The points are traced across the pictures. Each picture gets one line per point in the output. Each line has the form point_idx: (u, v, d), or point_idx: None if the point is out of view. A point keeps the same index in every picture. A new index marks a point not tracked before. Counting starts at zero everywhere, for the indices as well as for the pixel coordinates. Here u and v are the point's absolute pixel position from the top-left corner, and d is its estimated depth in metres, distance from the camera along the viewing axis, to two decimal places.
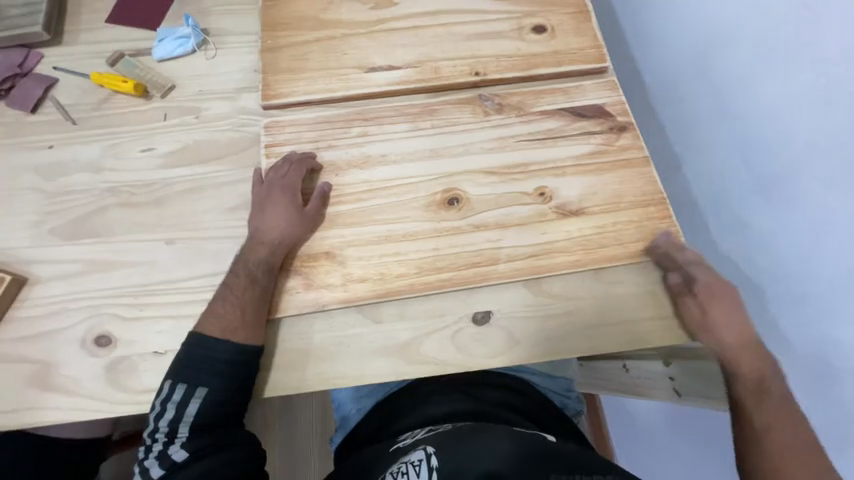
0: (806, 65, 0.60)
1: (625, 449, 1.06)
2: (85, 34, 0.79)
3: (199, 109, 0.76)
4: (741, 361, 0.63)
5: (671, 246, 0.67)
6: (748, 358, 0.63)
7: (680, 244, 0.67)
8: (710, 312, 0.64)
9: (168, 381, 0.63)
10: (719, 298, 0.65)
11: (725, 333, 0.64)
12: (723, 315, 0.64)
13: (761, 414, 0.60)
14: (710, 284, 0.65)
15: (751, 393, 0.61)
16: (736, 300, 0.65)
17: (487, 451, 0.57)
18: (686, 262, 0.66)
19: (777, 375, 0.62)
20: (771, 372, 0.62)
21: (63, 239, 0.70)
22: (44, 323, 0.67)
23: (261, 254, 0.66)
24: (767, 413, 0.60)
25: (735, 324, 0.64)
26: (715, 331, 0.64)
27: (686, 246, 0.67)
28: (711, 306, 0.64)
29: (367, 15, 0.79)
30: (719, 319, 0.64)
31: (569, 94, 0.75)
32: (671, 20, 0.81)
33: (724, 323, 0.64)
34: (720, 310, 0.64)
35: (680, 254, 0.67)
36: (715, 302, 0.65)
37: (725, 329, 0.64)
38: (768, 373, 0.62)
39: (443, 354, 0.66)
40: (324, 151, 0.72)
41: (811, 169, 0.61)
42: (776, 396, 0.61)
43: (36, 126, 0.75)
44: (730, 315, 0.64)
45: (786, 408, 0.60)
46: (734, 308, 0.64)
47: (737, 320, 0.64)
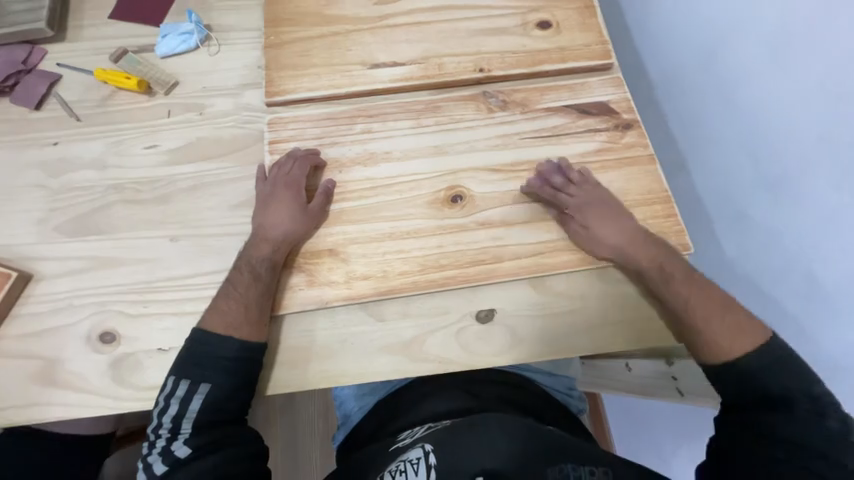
0: (815, 59, 0.59)
1: (626, 441, 1.07)
2: (88, 30, 0.79)
3: (203, 106, 0.76)
4: (638, 252, 0.66)
5: (545, 183, 0.69)
6: (650, 247, 0.66)
7: (561, 170, 0.70)
8: (591, 224, 0.67)
9: (172, 377, 0.63)
10: (595, 211, 0.67)
11: (611, 241, 0.66)
12: (603, 223, 0.67)
13: (678, 294, 0.64)
14: (582, 200, 0.68)
15: (660, 281, 0.65)
16: (612, 207, 0.68)
17: (480, 449, 0.56)
18: (551, 195, 0.68)
19: (676, 258, 0.65)
20: (670, 256, 0.65)
21: (68, 235, 0.70)
22: (50, 319, 0.67)
23: (265, 251, 0.66)
24: (682, 291, 0.64)
25: (619, 228, 0.67)
26: (600, 241, 0.67)
27: (559, 172, 0.69)
28: (588, 222, 0.67)
29: (370, 11, 0.79)
30: (599, 231, 0.67)
31: (574, 91, 0.75)
32: (677, 14, 0.80)
33: (606, 229, 0.67)
34: (596, 222, 0.67)
35: (553, 180, 0.69)
36: (590, 214, 0.67)
37: (607, 235, 0.67)
38: (668, 258, 0.65)
39: (446, 353, 0.66)
40: (328, 148, 0.72)
41: (818, 170, 0.61)
42: (681, 275, 0.64)
43: (40, 122, 0.75)
44: (611, 220, 0.67)
45: (692, 281, 0.64)
46: (613, 217, 0.67)
47: (618, 223, 0.67)
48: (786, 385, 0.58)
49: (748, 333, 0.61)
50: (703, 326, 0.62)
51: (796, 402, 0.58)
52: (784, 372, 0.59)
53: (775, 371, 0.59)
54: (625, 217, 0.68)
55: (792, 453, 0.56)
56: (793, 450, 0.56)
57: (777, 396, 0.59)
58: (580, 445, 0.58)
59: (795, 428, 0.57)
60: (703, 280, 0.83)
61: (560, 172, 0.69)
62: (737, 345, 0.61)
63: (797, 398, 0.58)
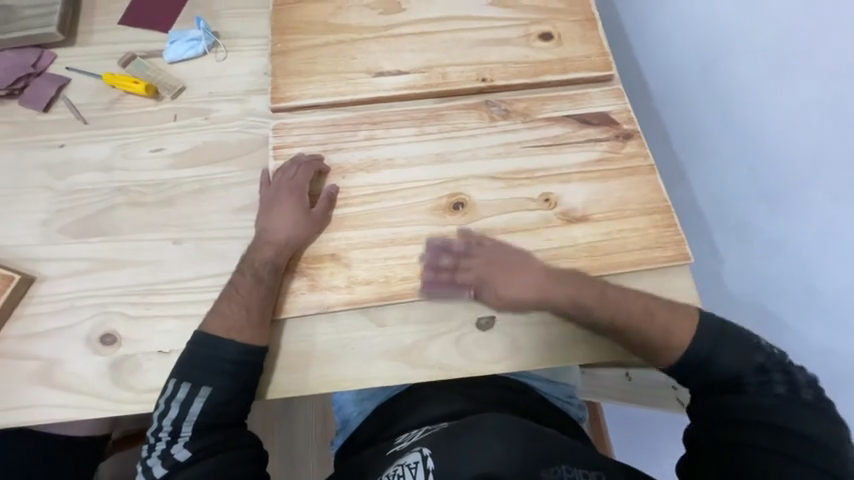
0: (814, 73, 0.60)
1: (625, 449, 1.07)
2: (97, 36, 0.81)
3: (208, 111, 0.77)
4: (553, 294, 0.65)
5: (443, 264, 0.67)
6: (559, 286, 0.65)
7: (450, 251, 0.68)
8: (500, 291, 0.66)
9: (173, 379, 0.63)
10: (497, 272, 0.66)
11: (525, 295, 0.66)
12: (509, 282, 0.66)
13: (602, 323, 0.65)
14: (482, 273, 0.67)
15: (583, 315, 0.65)
16: (507, 255, 0.67)
17: (479, 452, 0.55)
18: (453, 278, 0.67)
19: (584, 287, 0.64)
20: (580, 286, 0.65)
21: (72, 237, 0.71)
22: (51, 320, 0.67)
23: (268, 255, 0.67)
24: (604, 318, 0.65)
25: (523, 281, 0.65)
26: (516, 298, 0.66)
27: (449, 248, 0.68)
28: (497, 288, 0.67)
29: (375, 20, 0.80)
30: (511, 290, 0.66)
31: (575, 101, 0.76)
32: (676, 27, 0.81)
33: (514, 290, 0.66)
34: (502, 283, 0.66)
35: (445, 261, 0.67)
36: (495, 275, 0.66)
37: (518, 294, 0.66)
38: (579, 289, 0.65)
39: (448, 359, 0.66)
40: (332, 154, 0.73)
41: (818, 181, 0.61)
42: (596, 305, 0.64)
43: (48, 125, 0.76)
44: (514, 276, 0.66)
45: (609, 300, 0.65)
46: (515, 266, 0.66)
47: (520, 273, 0.66)
48: (735, 362, 0.65)
49: (680, 328, 0.65)
50: (641, 339, 0.65)
51: (747, 377, 0.65)
52: (730, 345, 0.65)
53: (722, 344, 0.65)
54: (523, 262, 0.67)
55: (752, 424, 0.62)
56: (752, 417, 0.62)
57: (729, 375, 0.65)
58: (577, 448, 0.58)
59: (750, 399, 0.63)
60: (701, 290, 0.84)
61: (451, 254, 0.68)
62: (676, 347, 0.66)
63: (746, 368, 0.65)
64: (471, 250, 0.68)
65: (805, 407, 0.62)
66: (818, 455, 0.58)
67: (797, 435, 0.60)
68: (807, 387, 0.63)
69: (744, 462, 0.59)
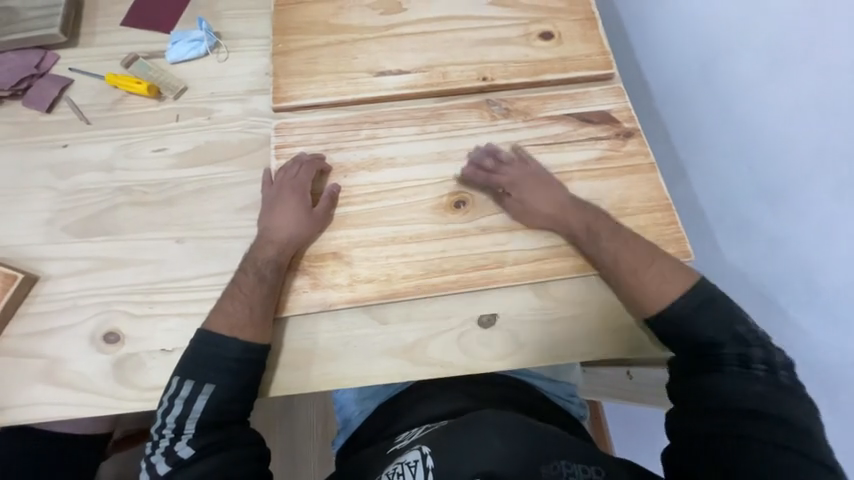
0: (814, 71, 0.61)
1: (626, 446, 1.07)
2: (100, 36, 0.81)
3: (210, 111, 0.77)
4: (569, 217, 0.68)
5: (482, 167, 0.71)
6: (577, 214, 0.68)
7: (494, 154, 0.72)
8: (524, 199, 0.70)
9: (176, 377, 0.64)
10: (527, 184, 0.70)
11: (543, 209, 0.69)
12: (536, 196, 0.70)
13: (604, 251, 0.66)
14: (514, 178, 0.70)
15: (588, 237, 0.67)
16: (543, 177, 0.71)
17: (479, 451, 0.55)
18: (488, 177, 0.71)
19: (602, 219, 0.68)
20: (596, 217, 0.68)
21: (75, 236, 0.71)
22: (55, 318, 0.68)
23: (270, 253, 0.67)
24: (608, 246, 0.66)
25: (548, 197, 0.69)
26: (533, 211, 0.69)
27: (494, 154, 0.72)
28: (524, 196, 0.70)
29: (377, 20, 0.80)
30: (534, 202, 0.69)
31: (576, 100, 0.76)
32: (677, 25, 0.82)
33: (537, 201, 0.69)
34: (530, 192, 0.70)
35: (486, 162, 0.71)
36: (522, 187, 0.70)
37: (539, 205, 0.69)
38: (594, 220, 0.68)
39: (450, 356, 0.66)
40: (334, 153, 0.73)
41: (819, 178, 0.62)
42: (607, 234, 0.67)
43: (51, 126, 0.76)
44: (543, 191, 0.70)
45: (618, 236, 0.67)
46: (545, 185, 0.70)
47: (549, 192, 0.70)
48: (714, 335, 0.65)
49: (677, 284, 0.66)
50: (633, 281, 0.65)
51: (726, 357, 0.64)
52: (710, 317, 0.65)
53: (699, 318, 0.65)
54: (555, 185, 0.71)
55: (737, 406, 0.62)
56: (734, 403, 0.62)
57: (707, 347, 0.65)
58: (578, 444, 0.58)
59: (730, 381, 0.63)
60: None
61: (495, 157, 0.72)
62: (664, 300, 0.65)
63: (725, 344, 0.65)
64: (511, 161, 0.72)
65: (788, 392, 0.62)
66: (801, 441, 0.59)
67: (779, 420, 0.60)
68: (784, 368, 0.64)
69: (730, 452, 0.59)
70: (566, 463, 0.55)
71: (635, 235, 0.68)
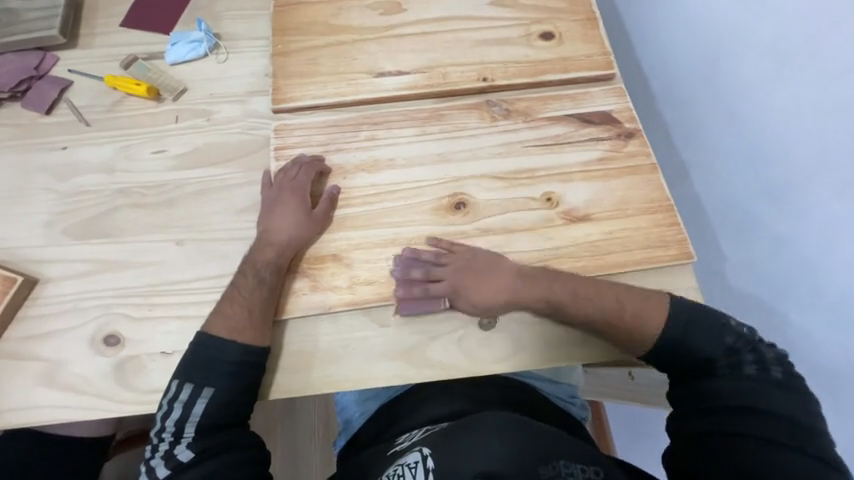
0: (818, 72, 0.60)
1: (629, 446, 1.07)
2: (99, 38, 0.81)
3: (210, 112, 0.77)
4: (527, 296, 0.65)
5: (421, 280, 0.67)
6: (531, 291, 0.64)
7: (419, 260, 0.67)
8: (473, 297, 0.66)
9: (176, 380, 0.63)
10: (469, 279, 0.66)
11: (499, 299, 0.65)
12: (483, 289, 0.65)
13: (578, 315, 0.64)
14: (453, 283, 0.66)
15: (556, 312, 0.65)
16: (477, 262, 0.67)
17: (478, 451, 0.55)
18: (428, 290, 0.67)
19: (555, 286, 0.64)
20: (549, 287, 0.64)
21: (75, 239, 0.71)
22: (54, 321, 0.67)
23: (270, 256, 0.67)
24: (579, 311, 0.64)
25: (495, 287, 0.65)
26: (490, 306, 0.66)
27: (418, 259, 0.67)
28: (471, 295, 0.66)
29: (377, 21, 0.80)
30: (486, 297, 0.66)
31: (577, 100, 0.76)
32: (678, 25, 0.81)
33: (488, 297, 0.65)
34: (475, 289, 0.66)
35: (414, 274, 0.67)
36: (467, 284, 0.66)
37: (492, 298, 0.65)
38: (551, 289, 0.64)
39: (451, 358, 0.66)
40: (333, 154, 0.73)
41: (822, 179, 0.61)
42: (572, 299, 0.64)
43: (51, 127, 0.76)
44: (489, 280, 0.66)
45: (582, 296, 0.64)
46: (483, 275, 0.66)
47: (491, 281, 0.65)
48: (704, 347, 0.65)
49: (653, 316, 0.64)
50: (619, 330, 0.64)
51: (717, 360, 0.65)
52: (699, 332, 0.65)
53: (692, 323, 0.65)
54: (495, 266, 0.66)
55: (730, 408, 0.62)
56: (731, 405, 0.62)
57: (700, 358, 0.65)
58: (578, 445, 0.57)
59: (724, 383, 0.63)
60: (705, 290, 0.84)
61: (420, 264, 0.67)
62: (653, 333, 0.64)
63: (716, 352, 0.65)
64: (442, 259, 0.67)
65: (780, 388, 0.62)
66: (799, 439, 0.59)
67: (775, 419, 0.60)
68: (775, 364, 0.64)
69: (733, 454, 0.59)
70: (564, 462, 0.54)
71: (592, 281, 0.66)
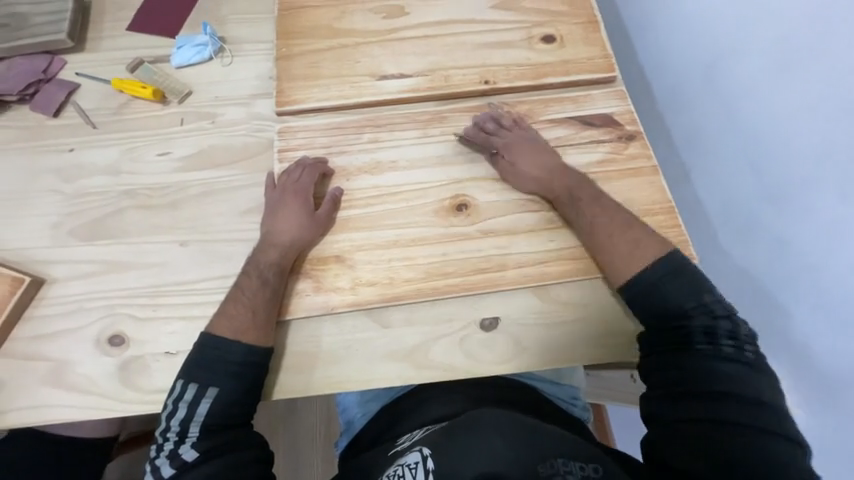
0: (819, 75, 0.60)
1: (631, 449, 1.07)
2: (106, 42, 0.82)
3: (215, 115, 0.78)
4: (554, 183, 0.70)
5: (488, 130, 0.73)
6: (561, 178, 0.70)
7: (484, 131, 0.73)
8: (516, 159, 0.71)
9: (180, 380, 0.64)
10: (520, 147, 0.71)
11: (531, 176, 0.70)
12: (526, 156, 0.71)
13: (582, 217, 0.68)
14: (509, 139, 0.72)
15: (569, 202, 0.69)
16: (537, 144, 0.72)
17: (477, 452, 0.55)
18: (485, 139, 0.73)
19: (584, 184, 0.69)
20: (580, 184, 0.70)
21: (81, 240, 0.72)
22: (61, 321, 0.68)
23: (273, 257, 0.67)
24: (586, 212, 0.68)
25: (536, 161, 0.71)
26: (520, 176, 0.71)
27: (494, 120, 0.74)
28: (513, 155, 0.71)
29: (380, 24, 0.81)
30: (524, 163, 0.71)
31: (578, 103, 0.76)
32: (679, 28, 0.81)
33: (526, 163, 0.71)
34: (521, 152, 0.71)
35: (486, 127, 0.73)
36: (516, 149, 0.71)
37: (528, 167, 0.71)
38: (579, 185, 0.70)
39: (452, 360, 0.66)
40: (336, 156, 0.74)
41: (823, 181, 0.61)
42: (588, 201, 0.68)
43: (58, 130, 0.77)
44: (531, 153, 0.71)
45: (601, 203, 0.68)
46: (534, 150, 0.72)
47: (539, 157, 0.71)
48: (680, 311, 0.64)
49: (651, 251, 0.66)
50: (604, 246, 0.66)
51: (692, 327, 0.63)
52: (673, 288, 0.64)
53: (664, 290, 0.64)
54: (546, 152, 0.72)
55: (707, 386, 0.61)
56: (704, 383, 0.61)
57: (674, 323, 0.64)
58: (579, 445, 0.57)
59: (698, 356, 0.62)
60: None
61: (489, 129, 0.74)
62: (634, 268, 0.65)
63: (690, 319, 0.64)
64: (508, 129, 0.73)
65: (756, 371, 0.61)
66: (770, 419, 0.58)
67: (756, 403, 0.59)
68: (748, 342, 0.63)
69: (704, 435, 0.58)
70: (563, 460, 0.54)
71: (616, 205, 0.69)
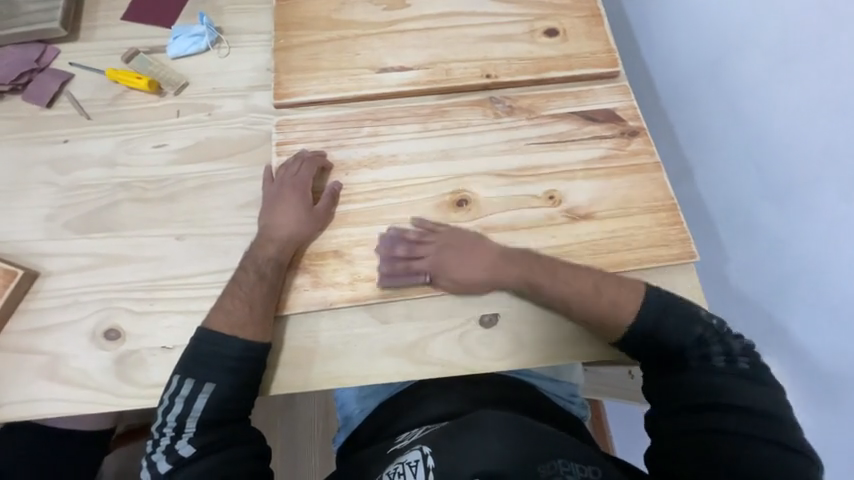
0: (823, 71, 0.60)
1: (627, 445, 1.07)
2: (101, 31, 0.81)
3: (212, 106, 0.77)
4: (506, 272, 0.66)
5: (407, 243, 0.68)
6: (510, 268, 0.65)
7: (405, 239, 0.68)
8: (454, 273, 0.67)
9: (177, 375, 0.63)
10: (451, 257, 0.67)
11: (478, 275, 0.66)
12: (464, 266, 0.66)
13: (552, 294, 0.65)
14: (436, 263, 0.67)
15: (532, 292, 0.65)
16: (466, 242, 0.68)
17: (480, 453, 0.55)
18: (408, 267, 0.67)
19: (534, 265, 0.65)
20: (530, 266, 0.65)
21: (76, 233, 0.71)
22: (55, 316, 0.67)
23: (271, 251, 0.67)
24: (553, 290, 0.65)
25: (475, 262, 0.66)
26: (467, 281, 0.67)
27: (402, 239, 0.68)
28: (452, 275, 0.67)
29: (380, 16, 0.79)
30: (465, 272, 0.66)
31: (580, 98, 0.75)
32: (683, 23, 0.81)
33: (467, 272, 0.66)
34: (458, 267, 0.67)
35: (399, 251, 0.68)
36: (450, 265, 0.67)
37: (472, 275, 0.66)
38: (530, 268, 0.65)
39: (451, 356, 0.65)
40: (335, 150, 0.73)
41: (826, 180, 0.61)
42: (548, 279, 0.65)
43: (52, 120, 0.76)
44: (466, 256, 0.67)
45: (560, 275, 0.65)
46: (466, 254, 0.67)
47: (473, 257, 0.67)
48: (679, 338, 0.64)
49: (628, 302, 0.64)
50: (587, 318, 0.65)
51: (689, 351, 0.65)
52: (670, 320, 0.64)
53: (659, 325, 0.64)
54: (477, 245, 0.67)
55: (705, 405, 0.62)
56: (703, 399, 0.63)
57: (673, 348, 0.65)
58: (578, 446, 0.57)
59: (696, 376, 0.64)
60: (707, 291, 0.84)
61: (404, 241, 0.68)
62: (628, 316, 0.64)
63: (687, 344, 0.65)
64: (426, 236, 0.69)
65: (752, 384, 0.63)
66: (770, 429, 0.60)
67: (753, 414, 0.61)
68: (743, 355, 0.65)
69: (707, 449, 0.60)
70: (563, 461, 0.54)
71: (570, 267, 0.66)
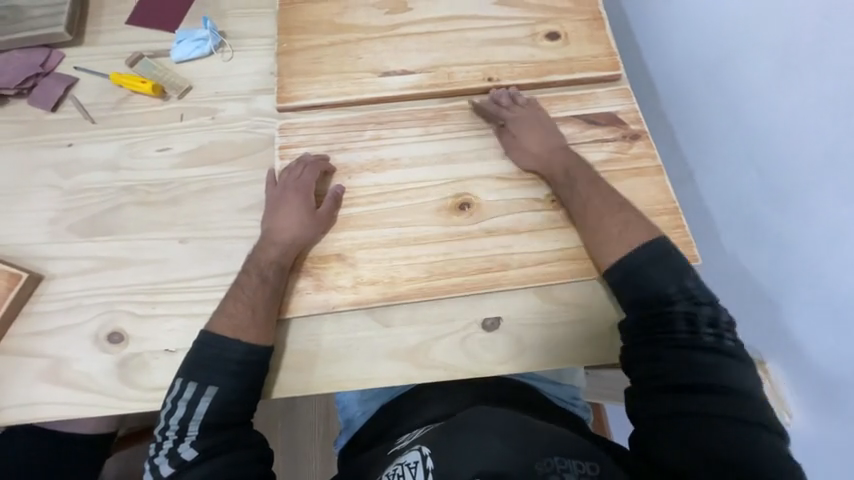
0: (825, 72, 0.60)
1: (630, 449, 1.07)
2: (105, 35, 0.81)
3: (215, 110, 0.77)
4: (552, 161, 0.70)
5: (501, 106, 0.74)
6: (562, 158, 0.70)
7: (513, 96, 0.75)
8: (518, 132, 0.72)
9: (180, 378, 0.63)
10: (527, 122, 0.72)
11: (530, 149, 0.71)
12: (531, 135, 0.72)
13: (577, 194, 0.68)
14: (521, 115, 0.73)
15: (564, 182, 0.69)
16: (545, 122, 0.73)
17: (477, 452, 0.55)
18: (498, 110, 0.74)
19: (583, 165, 0.70)
20: (577, 165, 0.70)
21: (80, 236, 0.71)
22: (59, 318, 0.68)
23: (273, 255, 0.67)
24: (582, 191, 0.68)
25: (540, 140, 0.71)
26: (521, 147, 0.71)
27: (512, 98, 0.75)
28: (519, 132, 0.72)
29: (382, 20, 0.80)
30: (526, 140, 0.71)
31: (582, 102, 0.75)
32: (685, 27, 0.81)
33: (529, 140, 0.71)
34: (528, 131, 0.72)
35: (504, 101, 0.74)
36: (522, 122, 0.72)
37: (530, 144, 0.71)
38: (575, 166, 0.70)
39: (453, 360, 0.66)
40: (338, 153, 0.73)
41: (827, 181, 0.61)
42: (582, 179, 0.69)
43: (57, 125, 0.76)
44: (537, 131, 0.72)
45: (593, 183, 0.69)
46: (540, 129, 0.72)
47: (543, 135, 0.72)
48: (666, 295, 0.64)
49: (639, 236, 0.66)
50: (592, 223, 0.67)
51: (676, 312, 0.64)
52: (658, 271, 0.64)
53: (647, 278, 0.64)
54: (551, 132, 0.73)
55: (691, 378, 0.61)
56: (691, 372, 0.61)
57: (659, 308, 0.64)
58: (577, 444, 0.57)
59: (682, 345, 0.63)
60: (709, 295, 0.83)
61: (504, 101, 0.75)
62: (617, 253, 0.65)
63: (674, 304, 0.64)
64: (514, 105, 0.74)
65: (737, 362, 0.62)
66: (754, 409, 0.59)
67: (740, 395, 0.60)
68: (729, 330, 0.64)
69: (694, 428, 0.59)
70: (559, 459, 0.54)
71: (609, 187, 0.69)
